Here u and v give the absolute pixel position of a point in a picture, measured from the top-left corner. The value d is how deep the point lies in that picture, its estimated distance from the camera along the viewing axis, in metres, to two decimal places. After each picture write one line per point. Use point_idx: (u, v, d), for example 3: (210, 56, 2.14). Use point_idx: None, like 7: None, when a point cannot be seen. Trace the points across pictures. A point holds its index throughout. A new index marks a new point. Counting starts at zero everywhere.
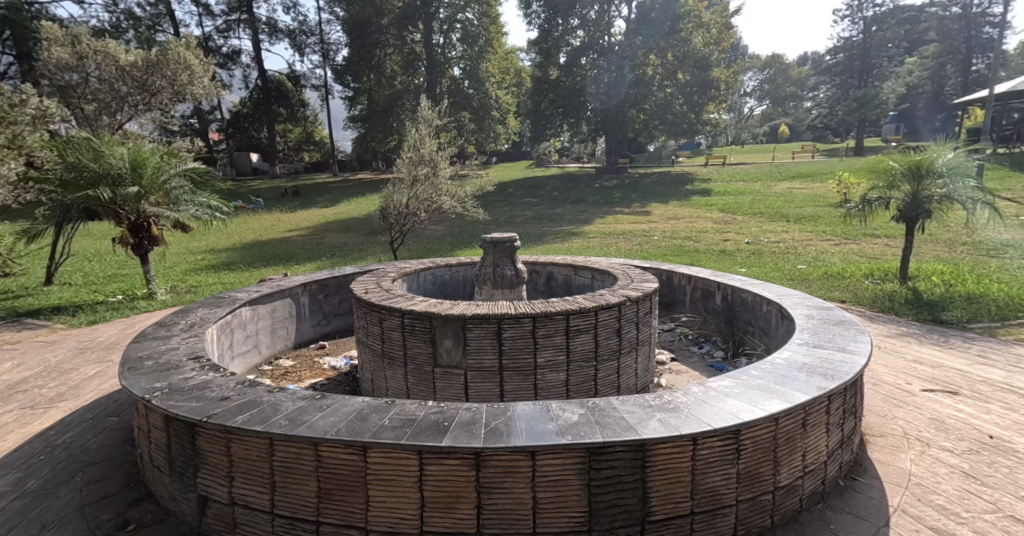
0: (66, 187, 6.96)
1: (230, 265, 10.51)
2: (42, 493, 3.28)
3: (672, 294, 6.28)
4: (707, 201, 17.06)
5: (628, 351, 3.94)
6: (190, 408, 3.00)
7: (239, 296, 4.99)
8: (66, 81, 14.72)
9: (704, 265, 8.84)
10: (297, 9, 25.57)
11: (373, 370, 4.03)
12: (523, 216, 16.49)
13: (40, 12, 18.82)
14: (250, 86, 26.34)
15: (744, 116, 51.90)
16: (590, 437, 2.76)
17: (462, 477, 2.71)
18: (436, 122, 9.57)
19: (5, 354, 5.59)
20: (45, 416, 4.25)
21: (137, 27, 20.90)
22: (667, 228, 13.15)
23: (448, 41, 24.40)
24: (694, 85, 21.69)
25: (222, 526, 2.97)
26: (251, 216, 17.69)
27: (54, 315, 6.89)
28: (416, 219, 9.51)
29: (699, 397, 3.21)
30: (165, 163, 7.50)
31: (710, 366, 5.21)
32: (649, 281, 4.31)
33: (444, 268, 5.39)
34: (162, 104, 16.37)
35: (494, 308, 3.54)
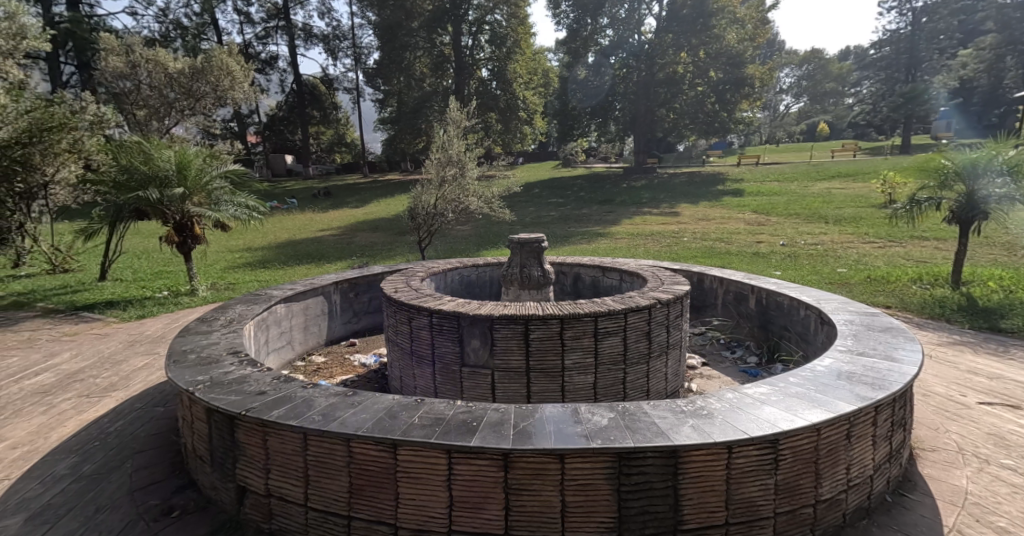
0: (119, 188, 7.41)
1: (265, 262, 10.93)
2: (96, 477, 3.48)
3: (702, 298, 6.13)
4: (740, 201, 16.65)
5: (657, 354, 3.87)
6: (228, 401, 3.12)
7: (274, 293, 5.16)
8: (120, 88, 15.80)
9: (737, 267, 8.60)
10: (330, 15, 26.40)
11: (402, 369, 4.07)
12: (548, 216, 16.47)
13: (98, 23, 20.27)
14: (286, 90, 27.62)
15: (779, 113, 50.43)
16: (619, 441, 2.73)
17: (490, 477, 2.73)
18: (464, 123, 9.68)
19: (63, 345, 5.97)
20: (96, 405, 4.49)
21: (184, 36, 22.12)
22: (697, 230, 12.88)
23: (476, 42, 24.71)
24: (728, 81, 21.32)
25: (257, 516, 3.08)
26: (286, 216, 18.39)
27: (107, 310, 7.33)
28: (444, 219, 9.61)
29: (734, 405, 3.13)
30: (208, 165, 7.85)
31: (744, 372, 5.02)
32: (680, 283, 4.21)
33: (471, 268, 5.43)
34: (205, 108, 17.15)
35: (522, 309, 3.53)
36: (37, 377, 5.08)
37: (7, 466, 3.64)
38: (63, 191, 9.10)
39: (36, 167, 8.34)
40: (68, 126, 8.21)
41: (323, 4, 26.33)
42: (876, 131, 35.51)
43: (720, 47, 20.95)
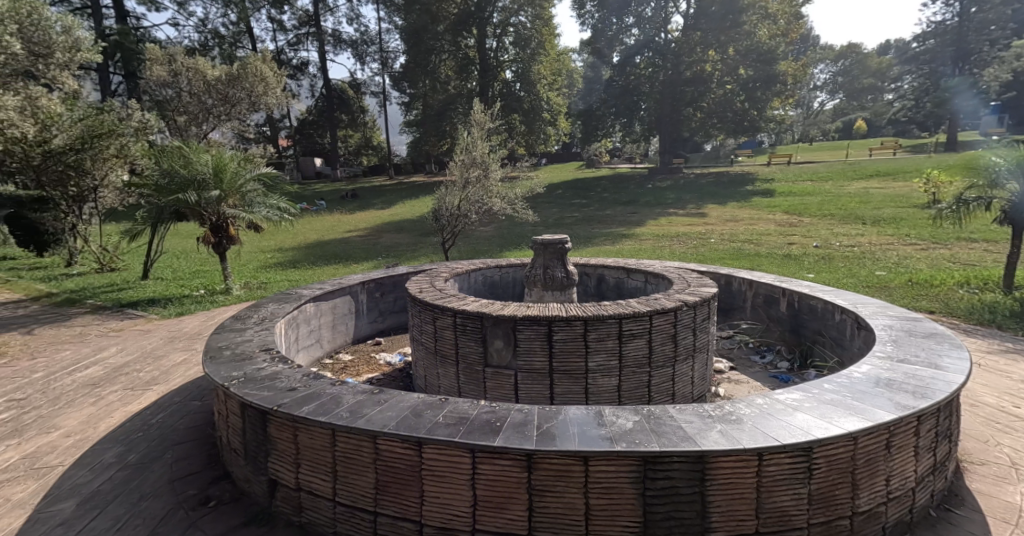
0: (160, 191, 7.72)
1: (295, 263, 11.23)
2: (140, 466, 3.66)
3: (730, 300, 5.97)
4: (770, 202, 16.18)
5: (684, 357, 3.80)
6: (261, 396, 3.22)
7: (305, 292, 5.30)
8: (163, 95, 16.63)
9: (766, 269, 8.33)
10: (358, 20, 26.99)
11: (426, 368, 4.11)
12: (572, 218, 16.39)
13: (144, 35, 21.32)
14: (316, 95, 28.45)
15: (813, 110, 48.94)
16: (644, 445, 2.69)
17: (513, 477, 2.74)
18: (488, 124, 9.72)
19: (109, 340, 6.30)
20: (139, 398, 4.71)
21: (221, 45, 23.01)
22: (725, 231, 12.57)
23: (501, 44, 24.86)
24: (757, 80, 20.62)
25: (288, 509, 3.18)
26: (316, 217, 18.88)
27: (149, 307, 7.68)
28: (468, 220, 9.69)
29: (765, 411, 3.04)
30: (242, 168, 8.10)
31: (774, 377, 4.87)
32: (707, 285, 4.12)
33: (494, 269, 5.45)
34: (240, 114, 17.75)
35: (545, 310, 3.52)
36: (86, 369, 5.38)
37: (60, 454, 3.86)
38: (111, 195, 9.77)
39: (88, 173, 9.04)
40: (116, 132, 8.83)
41: (352, 10, 26.92)
42: (921, 129, 34.04)
43: (749, 44, 20.45)
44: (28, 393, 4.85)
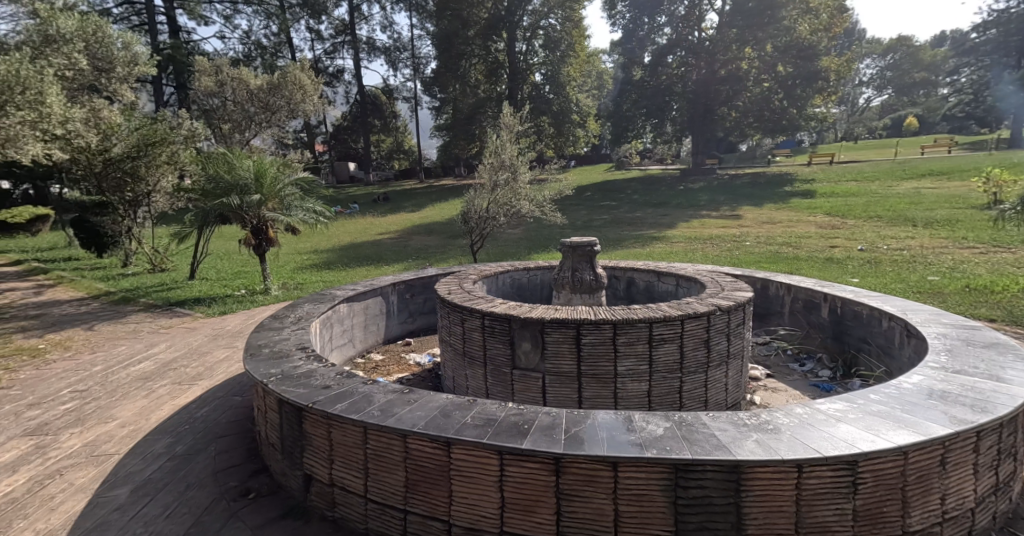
0: (207, 196, 8.11)
1: (329, 264, 11.55)
2: (187, 457, 3.85)
3: (766, 305, 5.76)
4: (810, 203, 15.55)
5: (717, 364, 3.74)
6: (297, 393, 3.32)
7: (338, 293, 5.43)
8: (210, 105, 17.51)
9: (806, 274, 7.96)
10: (391, 28, 27.61)
11: (454, 369, 4.14)
12: (601, 220, 16.23)
13: (193, 48, 22.43)
14: (350, 101, 29.37)
15: (858, 107, 46.87)
16: (676, 452, 2.63)
17: (541, 480, 2.73)
18: (518, 127, 9.73)
19: (160, 336, 6.66)
20: (186, 392, 4.95)
21: (263, 55, 24.00)
22: (761, 233, 12.17)
23: (530, 47, 24.75)
24: (798, 77, 20.01)
25: (322, 504, 3.27)
26: (349, 220, 19.38)
27: (195, 306, 8.06)
28: (496, 223, 9.72)
29: (805, 421, 2.92)
30: (281, 173, 8.42)
31: (815, 386, 4.69)
32: (741, 289, 4.04)
33: (522, 271, 5.45)
34: (280, 121, 18.39)
35: (574, 313, 3.49)
36: (139, 364, 5.70)
37: (116, 442, 4.11)
38: (163, 199, 10.43)
39: (143, 179, 9.76)
40: (167, 140, 9.49)
41: (386, 18, 27.55)
42: (980, 126, 32.10)
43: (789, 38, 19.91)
44: (87, 385, 5.17)
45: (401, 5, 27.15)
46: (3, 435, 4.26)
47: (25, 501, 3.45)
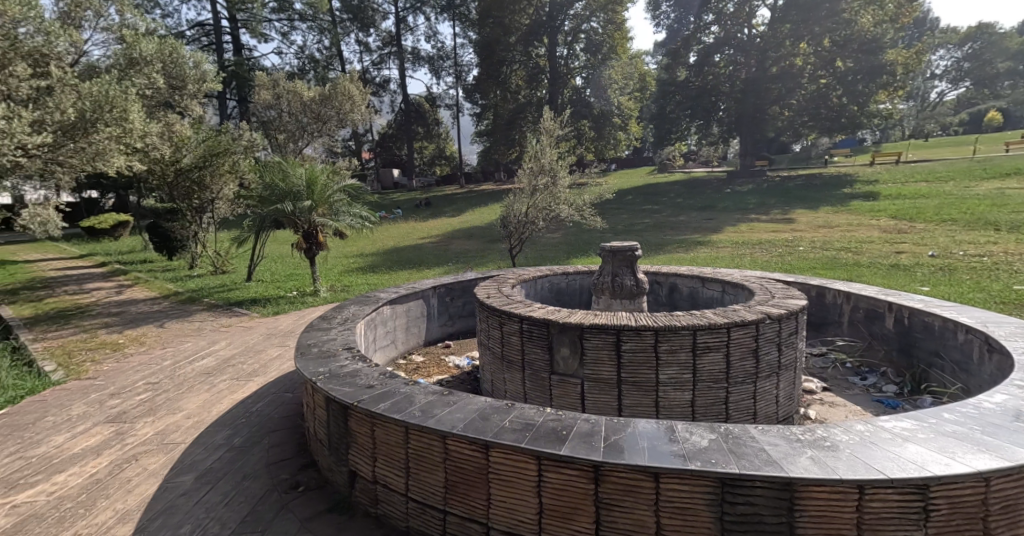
0: (264, 202, 8.54)
1: (375, 267, 11.91)
2: (243, 449, 4.08)
3: (823, 314, 5.42)
4: (874, 206, 14.56)
5: (767, 375, 3.63)
6: (343, 392, 3.45)
7: (382, 295, 5.57)
8: (268, 117, 18.68)
9: (868, 281, 7.38)
10: (435, 38, 28.27)
11: (493, 372, 4.15)
12: (642, 224, 15.94)
13: (254, 64, 23.83)
14: (395, 110, 30.52)
15: (929, 102, 43.66)
16: (722, 466, 2.52)
17: (580, 487, 2.68)
18: (558, 131, 9.69)
19: (222, 334, 7.09)
20: (242, 387, 5.24)
21: (317, 69, 25.28)
22: (817, 238, 11.50)
23: (572, 52, 24.89)
24: (861, 71, 18.91)
25: (365, 500, 3.36)
26: (393, 224, 19.91)
27: (252, 306, 8.51)
28: (535, 227, 9.72)
29: (866, 439, 2.71)
30: (331, 180, 8.76)
31: (879, 402, 4.40)
32: (794, 298, 3.91)
33: (561, 275, 5.41)
34: (330, 130, 19.24)
35: (614, 318, 3.46)
36: (202, 360, 6.10)
37: (182, 432, 4.41)
38: (225, 207, 11.16)
39: (207, 188, 10.57)
40: (229, 151, 10.25)
41: (430, 28, 28.20)
42: None
43: (847, 33, 19.19)
44: (158, 378, 5.58)
45: (445, 15, 27.75)
46: (87, 421, 4.66)
47: (105, 482, 3.76)
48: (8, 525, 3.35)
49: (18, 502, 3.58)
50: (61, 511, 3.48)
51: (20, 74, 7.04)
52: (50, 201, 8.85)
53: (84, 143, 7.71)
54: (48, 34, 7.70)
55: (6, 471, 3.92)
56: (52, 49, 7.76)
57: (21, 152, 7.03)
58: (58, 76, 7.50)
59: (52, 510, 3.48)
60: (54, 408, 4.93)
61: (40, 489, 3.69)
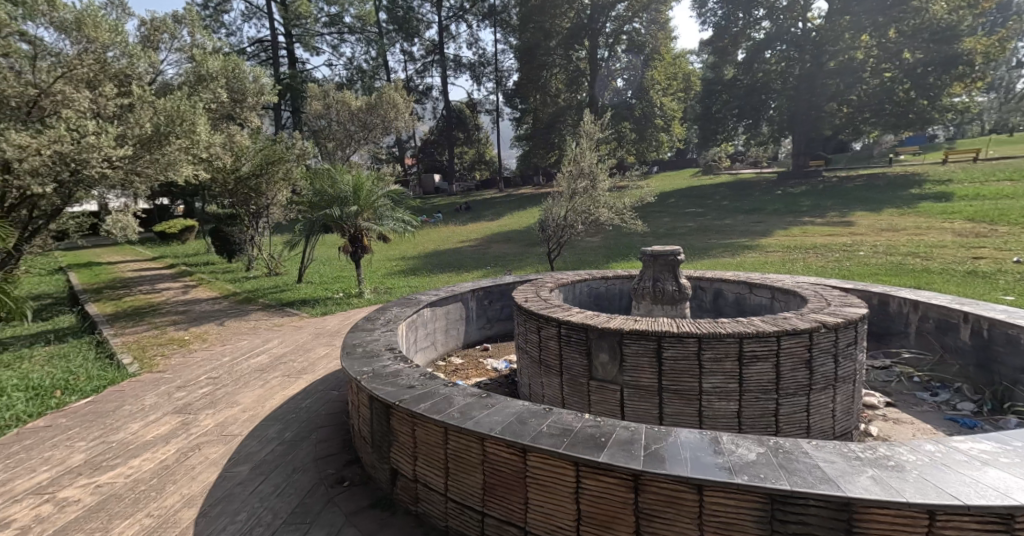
0: (314, 207, 8.92)
1: (417, 270, 12.17)
2: (293, 443, 4.27)
3: (886, 324, 5.08)
4: (948, 207, 13.50)
5: (822, 387, 3.44)
6: (385, 391, 3.54)
7: (422, 297, 5.69)
8: (318, 126, 19.38)
9: (939, 290, 6.82)
10: (476, 44, 28.59)
11: (531, 376, 4.13)
12: (686, 227, 15.50)
13: (307, 76, 24.95)
14: (437, 116, 30.91)
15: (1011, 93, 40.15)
16: (771, 481, 2.39)
17: (619, 496, 2.63)
18: (597, 134, 9.58)
19: (277, 333, 7.46)
20: (293, 384, 5.49)
21: (364, 79, 26.21)
22: (879, 242, 10.78)
23: (613, 53, 24.54)
24: (933, 62, 17.67)
25: (406, 498, 3.43)
26: (434, 228, 20.26)
27: (302, 307, 8.91)
28: (574, 231, 9.65)
29: (937, 461, 2.49)
30: (376, 187, 9.05)
31: (953, 420, 4.07)
32: (853, 306, 3.69)
33: (600, 280, 5.35)
34: (376, 138, 19.97)
35: (654, 324, 3.39)
36: (258, 357, 6.43)
37: (240, 424, 4.68)
38: (279, 211, 11.81)
39: (263, 195, 11.19)
40: (283, 159, 10.84)
41: (471, 35, 28.54)
42: None
43: (917, 22, 17.71)
44: (219, 374, 5.93)
45: (487, 22, 27.94)
46: (158, 411, 5.02)
47: (174, 468, 4.04)
48: (93, 503, 3.66)
49: (100, 482, 3.89)
50: (137, 492, 3.76)
51: (108, 94, 7.87)
52: (130, 207, 9.64)
53: (158, 154, 8.32)
54: (132, 57, 8.46)
55: (89, 454, 4.28)
56: (133, 70, 8.50)
57: (108, 165, 7.67)
58: (139, 94, 8.21)
59: (128, 491, 3.77)
60: (130, 398, 5.34)
61: (120, 472, 4.01)
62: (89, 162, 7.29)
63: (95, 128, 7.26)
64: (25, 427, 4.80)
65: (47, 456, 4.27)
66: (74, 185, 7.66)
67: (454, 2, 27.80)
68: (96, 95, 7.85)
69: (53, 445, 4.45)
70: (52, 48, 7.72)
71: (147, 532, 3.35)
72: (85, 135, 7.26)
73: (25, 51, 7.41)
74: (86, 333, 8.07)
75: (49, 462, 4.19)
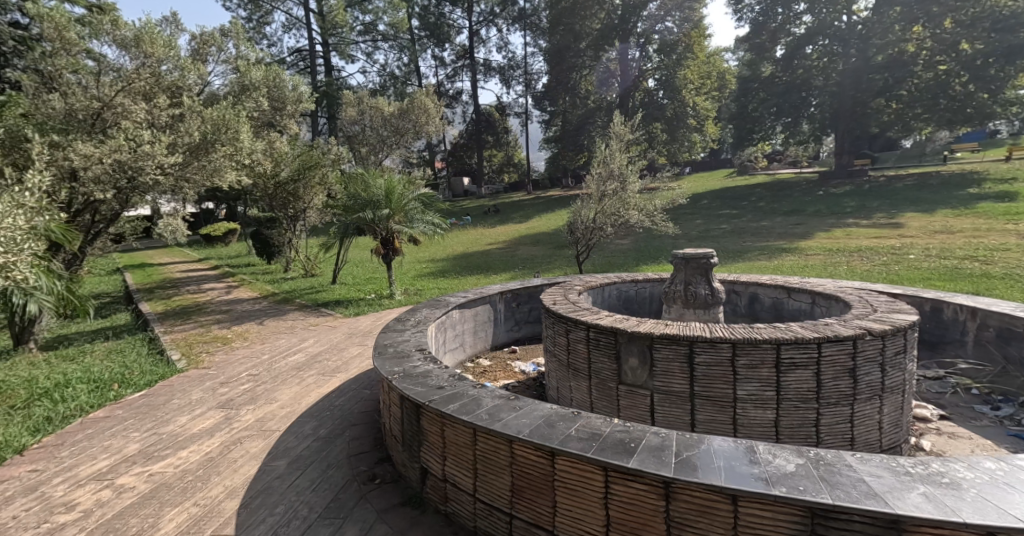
0: (348, 210, 9.08)
1: (446, 272, 12.26)
2: (328, 440, 4.34)
3: (941, 332, 4.87)
4: (1007, 208, 12.93)
5: (866, 397, 3.31)
6: (415, 391, 3.56)
7: (451, 299, 5.72)
8: (353, 132, 19.75)
9: (1000, 296, 6.50)
10: (506, 48, 28.66)
11: (559, 379, 4.10)
12: (720, 230, 15.20)
13: (341, 82, 25.45)
14: (467, 120, 31.16)
15: None
16: (811, 494, 2.30)
17: (650, 503, 2.57)
18: (628, 136, 9.45)
19: (312, 332, 7.61)
20: (328, 382, 5.58)
21: (396, 85, 26.62)
22: (933, 245, 10.33)
23: (643, 54, 23.92)
24: (995, 53, 16.72)
25: (435, 497, 3.44)
26: (462, 231, 20.42)
27: (335, 307, 9.07)
28: (604, 233, 9.57)
29: (996, 480, 2.36)
30: (407, 190, 9.17)
31: (1015, 436, 3.87)
32: (900, 313, 3.54)
33: (630, 283, 5.28)
34: (407, 142, 20.21)
35: (686, 329, 3.33)
36: (294, 355, 6.57)
37: (278, 420, 4.77)
38: (314, 214, 12.06)
39: (300, 199, 11.44)
40: (320, 164, 11.07)
41: (501, 39, 28.63)
42: None
43: (976, 11, 16.90)
44: (259, 371, 6.08)
45: (517, 25, 27.85)
46: (202, 406, 5.17)
47: (218, 460, 4.14)
48: (146, 490, 3.78)
49: (152, 471, 4.02)
50: (185, 482, 3.86)
51: (161, 105, 8.18)
52: (180, 211, 9.83)
53: (205, 160, 8.55)
54: (183, 70, 8.75)
55: (143, 444, 4.43)
56: (184, 82, 8.78)
57: (160, 171, 7.94)
58: (188, 104, 8.56)
59: (177, 481, 3.88)
60: (179, 392, 5.52)
61: (170, 461, 4.13)
62: (144, 170, 7.58)
63: (150, 137, 7.56)
64: (87, 417, 5.00)
65: (105, 445, 4.44)
66: (131, 191, 7.84)
67: (485, 7, 28.05)
68: (151, 106, 8.19)
69: (111, 435, 4.62)
70: (114, 64, 8.10)
71: (193, 521, 3.43)
72: (141, 144, 7.55)
73: (90, 67, 7.99)
74: (139, 330, 8.35)
75: (107, 450, 4.36)
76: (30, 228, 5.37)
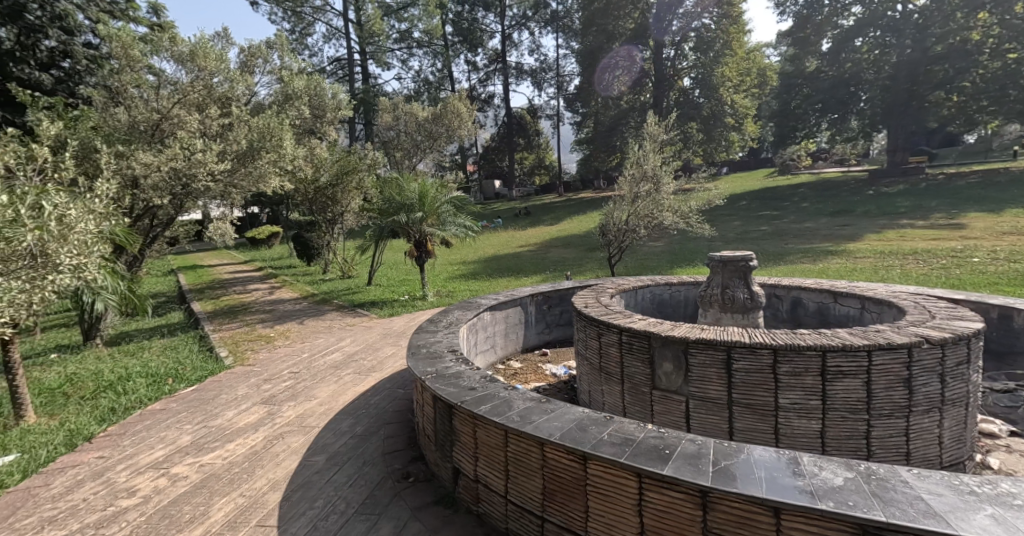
0: (384, 214, 9.20)
1: (477, 274, 12.30)
2: (364, 437, 4.39)
3: (1010, 342, 4.62)
4: None
5: (921, 409, 3.16)
6: (448, 391, 3.57)
7: (482, 301, 5.72)
8: (387, 137, 20.08)
9: None
10: (539, 51, 28.67)
11: (591, 383, 4.05)
12: (758, 232, 14.84)
13: (376, 88, 25.89)
14: (499, 123, 31.30)
15: None
16: (861, 510, 2.20)
17: (687, 511, 2.50)
18: (662, 136, 9.29)
19: (348, 332, 7.74)
20: (365, 381, 5.66)
21: (429, 90, 26.93)
22: (995, 248, 9.81)
23: (680, 52, 23.96)
24: None
25: (467, 498, 3.43)
26: (493, 233, 20.52)
27: (371, 308, 9.21)
28: (636, 235, 9.45)
29: None
30: (439, 193, 9.27)
31: None
32: (960, 320, 3.37)
33: (665, 286, 5.19)
34: (440, 146, 20.39)
35: (724, 334, 3.25)
36: (331, 354, 6.69)
37: (317, 417, 4.86)
38: (350, 217, 12.29)
39: (338, 203, 11.67)
40: (356, 169, 11.26)
41: (533, 42, 28.66)
42: None
43: None
44: (299, 368, 6.21)
45: (550, 27, 27.87)
46: (247, 401, 5.31)
47: (262, 454, 4.23)
48: (198, 480, 3.90)
49: (203, 462, 4.14)
50: (232, 473, 3.96)
51: (212, 116, 8.48)
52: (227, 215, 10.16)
53: (252, 167, 8.78)
54: (233, 81, 9.03)
55: (194, 436, 4.56)
56: (234, 93, 9.05)
57: (211, 179, 8.19)
58: (237, 114, 8.81)
59: (225, 472, 3.98)
60: (226, 388, 5.68)
61: (218, 453, 4.25)
62: (197, 178, 7.83)
63: (203, 145, 7.81)
64: (145, 409, 5.19)
65: (161, 436, 4.59)
66: (185, 197, 8.09)
67: (517, 11, 28.11)
68: (204, 117, 8.50)
69: (166, 427, 4.78)
70: (171, 78, 8.48)
71: (240, 511, 3.52)
72: (195, 153, 7.79)
73: (151, 82, 8.39)
74: (192, 328, 8.65)
75: (162, 441, 4.51)
76: (99, 231, 5.58)
